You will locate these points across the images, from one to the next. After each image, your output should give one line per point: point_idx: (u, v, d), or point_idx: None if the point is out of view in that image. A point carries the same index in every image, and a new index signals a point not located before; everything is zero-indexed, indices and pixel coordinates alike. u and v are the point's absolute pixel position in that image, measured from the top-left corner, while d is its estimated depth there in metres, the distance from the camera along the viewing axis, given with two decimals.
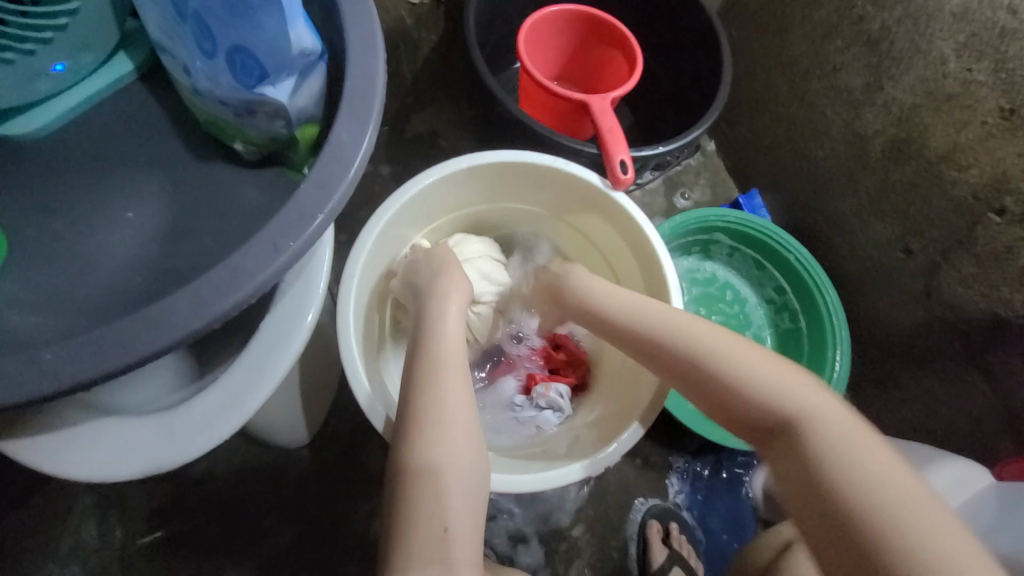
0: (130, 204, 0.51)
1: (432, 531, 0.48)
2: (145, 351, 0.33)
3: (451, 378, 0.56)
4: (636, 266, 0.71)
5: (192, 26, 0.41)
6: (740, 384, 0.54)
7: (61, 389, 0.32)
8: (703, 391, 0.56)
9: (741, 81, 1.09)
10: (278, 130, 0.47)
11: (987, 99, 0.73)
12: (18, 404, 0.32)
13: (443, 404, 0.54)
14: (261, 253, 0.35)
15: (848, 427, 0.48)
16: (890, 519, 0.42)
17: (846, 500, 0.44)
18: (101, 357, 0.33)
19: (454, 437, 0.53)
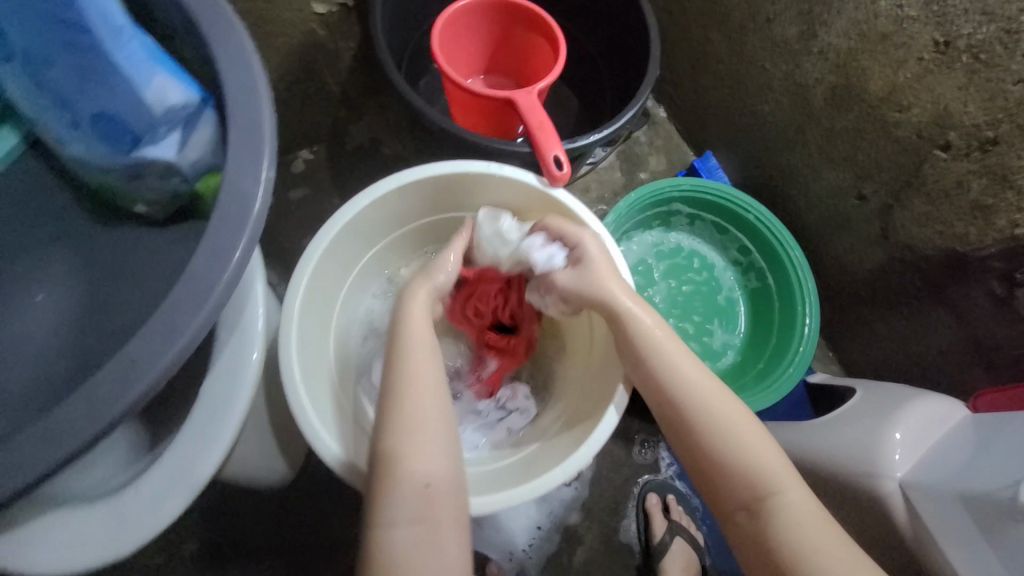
0: (37, 285, 0.48)
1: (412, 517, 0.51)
2: (51, 462, 0.32)
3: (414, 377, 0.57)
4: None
5: (54, 103, 0.41)
6: (697, 411, 0.57)
7: None
8: (669, 408, 0.59)
9: (680, 42, 1.06)
10: (175, 187, 0.43)
11: (920, 35, 0.70)
12: None
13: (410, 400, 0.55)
14: (156, 338, 0.34)
15: (771, 460, 0.55)
16: (803, 554, 0.50)
17: (773, 536, 0.52)
18: (7, 475, 0.31)
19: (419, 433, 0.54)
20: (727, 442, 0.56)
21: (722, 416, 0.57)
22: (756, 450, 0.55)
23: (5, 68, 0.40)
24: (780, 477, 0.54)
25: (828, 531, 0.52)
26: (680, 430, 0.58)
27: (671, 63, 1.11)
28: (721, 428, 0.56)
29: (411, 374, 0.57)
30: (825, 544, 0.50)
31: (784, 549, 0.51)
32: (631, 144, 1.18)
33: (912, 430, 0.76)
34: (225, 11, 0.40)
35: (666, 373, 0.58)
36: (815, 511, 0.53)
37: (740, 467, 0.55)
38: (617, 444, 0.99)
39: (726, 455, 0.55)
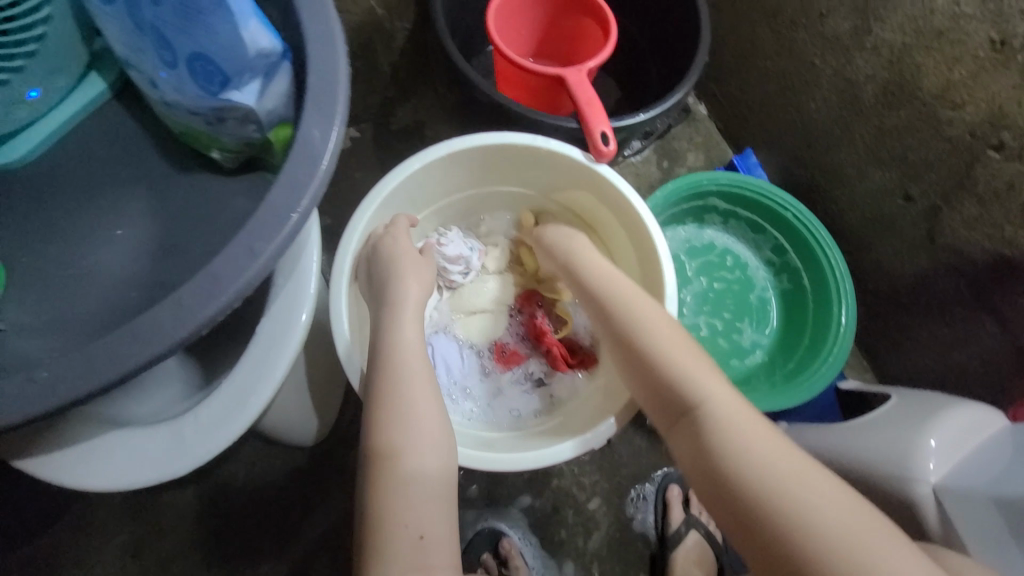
0: (118, 221, 0.52)
1: (407, 542, 0.52)
2: (136, 362, 0.34)
3: (415, 383, 0.59)
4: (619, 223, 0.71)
5: (152, 38, 0.43)
6: (633, 330, 0.62)
7: (59, 405, 0.34)
8: (610, 332, 0.64)
9: (727, 38, 1.06)
10: (251, 134, 0.47)
11: (978, 33, 0.69)
12: (20, 424, 0.34)
13: (412, 406, 0.57)
14: (237, 257, 0.36)
15: (704, 373, 0.57)
16: (730, 463, 0.51)
17: (707, 446, 0.53)
18: (93, 370, 0.34)
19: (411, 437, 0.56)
20: (654, 353, 0.59)
21: (660, 336, 0.60)
22: (689, 364, 0.58)
23: (111, 14, 0.43)
24: (711, 385, 0.56)
25: (763, 437, 0.52)
26: (621, 351, 0.63)
27: (716, 60, 1.11)
28: (652, 343, 0.60)
29: (406, 413, 0.57)
30: (753, 450, 0.51)
31: (712, 457, 0.52)
32: (670, 139, 1.18)
33: (949, 434, 0.74)
34: None
35: (615, 302, 0.64)
36: (750, 423, 0.54)
37: (673, 379, 0.58)
38: (637, 434, 0.99)
39: (661, 370, 0.58)
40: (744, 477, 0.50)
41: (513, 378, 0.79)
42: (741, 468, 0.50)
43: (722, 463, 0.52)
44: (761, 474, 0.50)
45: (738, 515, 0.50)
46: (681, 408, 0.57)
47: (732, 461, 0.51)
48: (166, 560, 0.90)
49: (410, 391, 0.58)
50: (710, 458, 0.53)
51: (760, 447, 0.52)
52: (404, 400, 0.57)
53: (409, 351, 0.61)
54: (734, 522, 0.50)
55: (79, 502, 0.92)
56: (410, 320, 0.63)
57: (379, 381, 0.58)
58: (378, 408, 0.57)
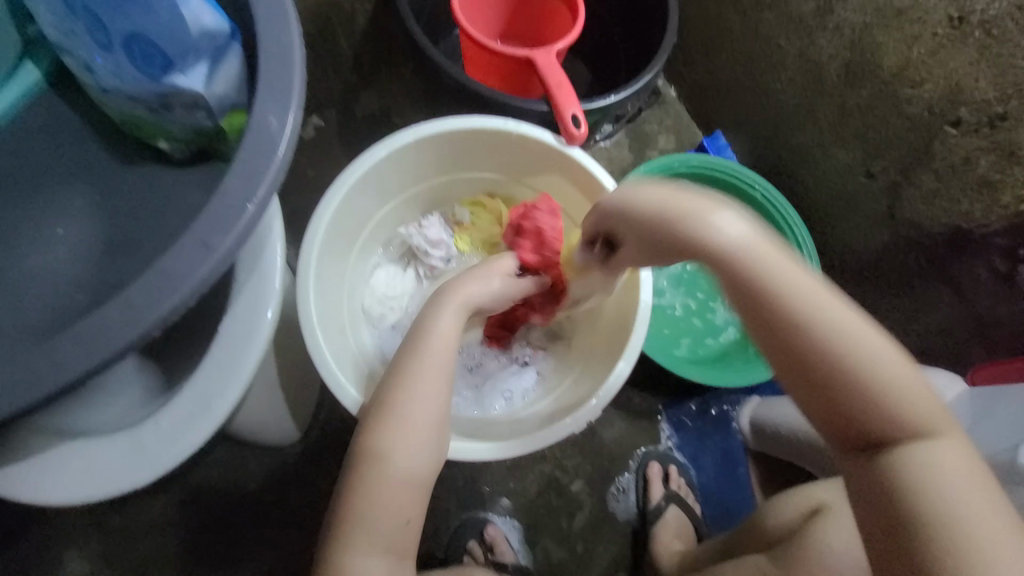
0: (58, 219, 0.48)
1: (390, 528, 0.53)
2: (83, 367, 0.32)
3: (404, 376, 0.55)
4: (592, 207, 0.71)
5: (83, 18, 0.39)
6: (813, 337, 0.41)
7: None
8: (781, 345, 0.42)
9: (695, 18, 1.06)
10: (201, 122, 0.44)
11: (936, 9, 0.71)
12: None
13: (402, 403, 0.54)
14: (189, 254, 0.34)
15: (912, 397, 0.41)
16: (931, 515, 0.39)
17: (904, 496, 0.40)
18: (37, 379, 0.32)
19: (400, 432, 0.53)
20: (858, 369, 0.40)
21: (838, 319, 0.41)
22: (908, 394, 0.41)
23: None
24: (922, 417, 0.41)
25: (969, 480, 0.39)
26: (810, 374, 0.41)
27: (684, 41, 1.11)
28: (864, 359, 0.40)
29: (397, 408, 0.54)
30: (970, 499, 0.38)
31: (914, 506, 0.39)
32: (641, 121, 1.18)
33: None
34: None
35: (778, 301, 0.41)
36: (959, 462, 0.40)
37: (878, 412, 0.41)
38: (616, 416, 1.00)
39: (834, 368, 0.41)
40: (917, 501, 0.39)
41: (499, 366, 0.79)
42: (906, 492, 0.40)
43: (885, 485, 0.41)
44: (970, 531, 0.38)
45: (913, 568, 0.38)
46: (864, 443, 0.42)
47: (911, 493, 0.40)
48: (139, 568, 0.87)
49: (413, 386, 0.55)
50: (903, 507, 0.40)
51: (973, 501, 0.38)
52: (400, 396, 0.54)
53: (430, 336, 0.58)
54: (890, 557, 0.39)
55: (41, 515, 0.87)
56: (444, 311, 0.60)
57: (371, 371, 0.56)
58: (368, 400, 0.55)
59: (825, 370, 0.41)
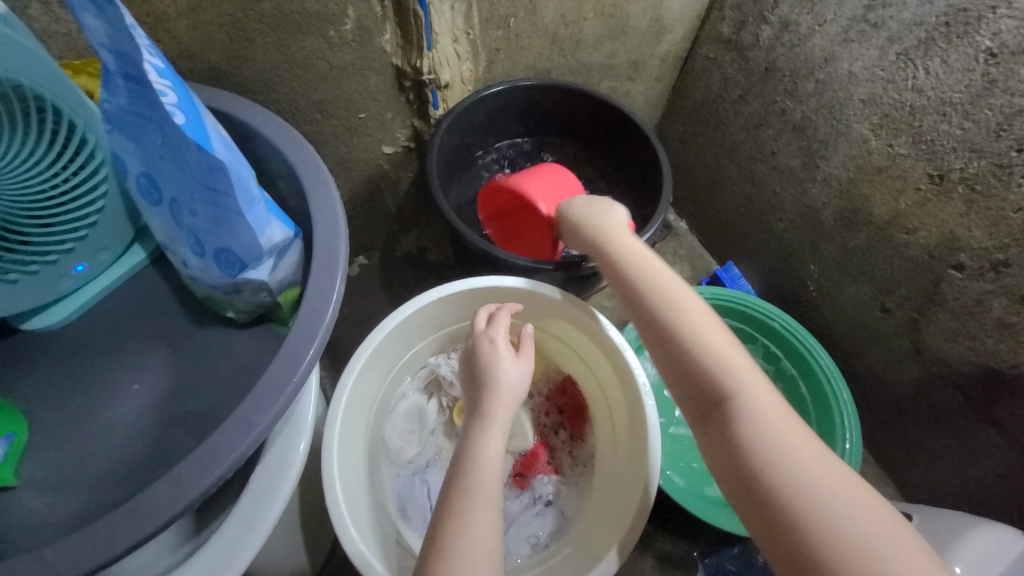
0: (136, 376, 0.57)
1: None
2: (132, 539, 0.38)
3: (479, 509, 0.54)
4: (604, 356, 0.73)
5: (187, 234, 0.50)
6: (696, 349, 0.58)
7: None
8: (666, 347, 0.60)
9: (695, 168, 1.19)
10: (263, 299, 0.54)
11: (914, 169, 0.78)
12: None
13: (469, 541, 0.52)
14: (234, 430, 0.41)
15: (777, 414, 0.53)
16: (807, 506, 0.47)
17: (784, 489, 0.49)
18: (92, 549, 0.38)
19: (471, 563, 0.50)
20: (727, 378, 0.56)
21: (666, 291, 0.63)
22: (769, 408, 0.54)
23: (157, 212, 0.52)
24: (789, 433, 0.52)
25: (841, 489, 0.48)
26: (695, 377, 0.57)
27: (689, 184, 1.23)
28: (737, 376, 0.56)
29: (470, 546, 0.51)
30: (841, 503, 0.47)
31: (788, 495, 0.48)
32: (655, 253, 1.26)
33: (969, 564, 0.68)
34: (321, 170, 0.54)
35: (668, 321, 0.60)
36: (833, 474, 0.49)
37: (746, 417, 0.54)
38: (645, 564, 0.93)
39: (721, 390, 0.56)
40: (772, 474, 0.50)
41: (521, 506, 0.75)
42: (766, 463, 0.50)
43: (771, 490, 0.49)
44: (839, 518, 0.46)
45: (786, 540, 0.47)
46: (719, 409, 0.55)
47: (791, 493, 0.48)
48: None
49: (460, 525, 0.53)
50: (785, 498, 0.48)
51: (845, 507, 0.47)
52: (457, 528, 0.52)
53: (478, 466, 0.57)
54: (771, 535, 0.48)
55: None
56: (488, 433, 0.60)
57: (445, 493, 0.56)
58: (441, 530, 0.53)
59: (701, 370, 0.57)
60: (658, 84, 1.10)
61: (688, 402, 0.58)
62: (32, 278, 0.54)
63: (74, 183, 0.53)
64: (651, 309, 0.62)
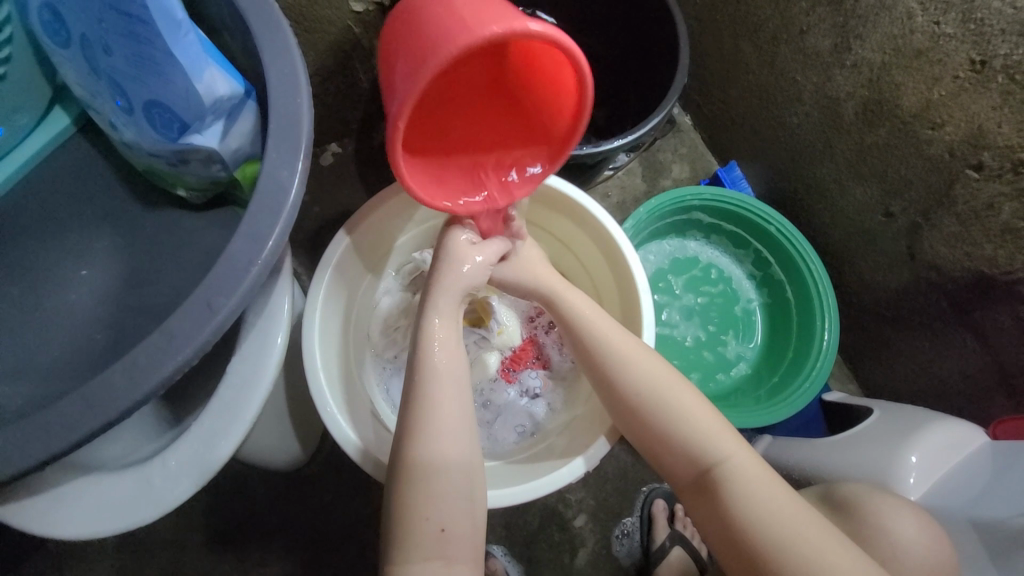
0: (82, 261, 0.51)
1: (429, 533, 0.52)
2: (92, 426, 0.35)
3: (448, 389, 0.56)
4: (599, 253, 0.72)
5: (108, 83, 0.41)
6: (643, 400, 0.59)
7: (26, 467, 0.35)
8: (618, 406, 0.61)
9: (710, 51, 1.05)
10: (216, 174, 0.46)
11: (957, 53, 0.69)
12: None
13: (439, 417, 0.54)
14: (194, 314, 0.37)
15: (725, 443, 0.58)
16: (761, 532, 0.55)
17: (742, 521, 0.56)
18: (48, 438, 0.35)
19: (445, 439, 0.54)
20: (674, 425, 0.59)
21: (629, 365, 0.60)
22: (716, 442, 0.58)
23: (68, 56, 0.41)
24: (732, 453, 0.58)
25: (780, 503, 0.56)
26: (643, 432, 0.60)
27: (700, 72, 1.10)
28: (682, 419, 0.59)
29: (441, 421, 0.54)
30: (782, 519, 0.55)
31: (741, 525, 0.56)
32: (656, 150, 1.17)
33: (929, 452, 0.74)
34: (273, 9, 0.43)
35: (617, 373, 0.60)
36: (768, 486, 0.57)
37: (695, 456, 0.58)
38: (622, 450, 0.99)
39: (669, 435, 0.59)
40: (731, 510, 0.56)
41: (509, 400, 0.75)
42: (726, 503, 0.57)
43: (730, 525, 0.57)
44: (777, 528, 0.55)
45: (746, 561, 0.56)
46: (698, 475, 0.59)
47: (748, 524, 0.56)
48: None
49: (434, 410, 0.54)
50: (744, 527, 0.56)
51: (786, 520, 0.55)
52: (432, 414, 0.54)
53: (434, 351, 0.57)
54: (734, 554, 0.57)
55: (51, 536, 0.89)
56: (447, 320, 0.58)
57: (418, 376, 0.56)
58: (413, 409, 0.55)
59: (653, 421, 0.59)
60: None
61: (642, 448, 0.62)
62: None
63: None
64: (597, 360, 0.61)
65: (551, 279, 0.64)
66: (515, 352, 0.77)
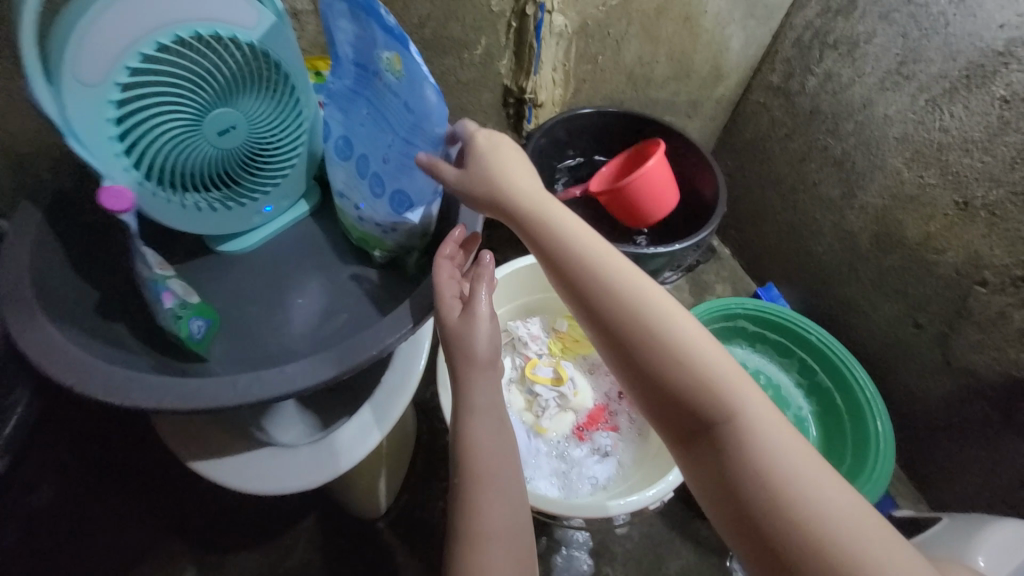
0: (298, 294, 0.73)
1: None
2: (362, 358, 0.61)
3: (490, 491, 0.59)
4: None
5: (369, 180, 0.66)
6: (626, 318, 0.53)
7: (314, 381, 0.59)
8: (598, 322, 0.55)
9: (742, 198, 1.32)
10: (408, 240, 0.69)
11: (943, 196, 0.90)
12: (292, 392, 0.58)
13: (480, 513, 0.57)
14: (416, 308, 0.64)
15: (731, 380, 0.51)
16: (783, 504, 0.46)
17: (757, 487, 0.47)
18: (332, 363, 0.60)
19: (486, 523, 0.57)
20: (668, 353, 0.52)
21: (614, 283, 0.54)
22: (720, 378, 0.51)
23: (345, 166, 0.69)
24: (744, 400, 0.50)
25: (812, 472, 0.47)
26: (631, 360, 0.53)
27: (735, 213, 1.36)
28: (679, 347, 0.52)
29: (490, 515, 0.58)
30: (810, 485, 0.46)
31: (754, 490, 0.47)
32: (701, 273, 1.38)
33: (997, 552, 0.75)
34: None
35: (599, 288, 0.54)
36: (789, 440, 0.49)
37: (695, 396, 0.51)
38: (683, 546, 0.99)
39: (658, 362, 0.52)
40: (745, 469, 0.48)
41: (579, 455, 0.84)
42: (743, 463, 0.48)
43: (743, 489, 0.48)
44: (804, 498, 0.46)
45: (767, 544, 0.47)
46: (703, 424, 0.51)
47: (767, 489, 0.47)
48: None
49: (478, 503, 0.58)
50: (762, 495, 0.47)
51: (816, 489, 0.46)
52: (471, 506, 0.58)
53: (468, 452, 0.60)
54: (748, 530, 0.48)
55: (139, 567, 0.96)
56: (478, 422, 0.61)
57: (455, 470, 0.60)
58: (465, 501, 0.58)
59: (639, 343, 0.53)
60: (712, 123, 1.27)
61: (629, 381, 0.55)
62: (239, 208, 0.72)
63: (286, 139, 0.70)
64: (577, 277, 0.55)
65: (528, 203, 0.58)
66: (587, 413, 0.88)
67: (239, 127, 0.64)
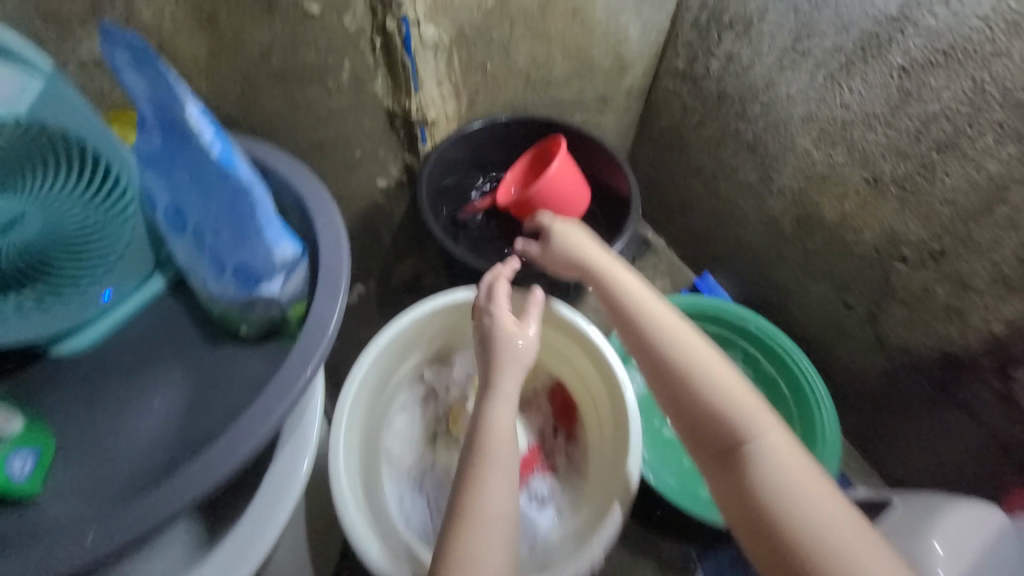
0: (153, 391, 0.62)
1: None
2: (204, 486, 0.48)
3: (485, 532, 0.54)
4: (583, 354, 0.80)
5: (208, 254, 0.57)
6: (625, 306, 0.71)
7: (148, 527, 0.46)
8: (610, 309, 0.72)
9: (666, 188, 1.27)
10: (273, 313, 0.59)
11: (854, 175, 0.88)
12: (113, 551, 0.45)
13: (476, 553, 0.53)
14: (269, 404, 0.52)
15: (704, 355, 0.65)
16: (743, 442, 0.59)
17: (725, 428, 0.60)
18: (166, 499, 0.47)
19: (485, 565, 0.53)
20: (652, 332, 0.68)
21: (625, 283, 0.73)
22: (693, 352, 0.65)
23: (181, 239, 0.58)
24: (712, 371, 0.64)
25: (762, 418, 0.60)
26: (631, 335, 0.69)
27: (662, 204, 1.31)
28: (658, 328, 0.68)
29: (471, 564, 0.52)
30: (761, 427, 0.60)
31: (721, 429, 0.60)
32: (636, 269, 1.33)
33: (948, 537, 0.73)
34: (324, 194, 0.62)
35: (607, 288, 0.73)
36: (748, 401, 0.62)
37: (678, 365, 0.65)
38: (645, 567, 0.95)
39: (648, 340, 0.68)
40: (715, 415, 0.61)
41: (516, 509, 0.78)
42: (712, 412, 0.62)
43: (713, 429, 0.61)
44: (755, 434, 0.59)
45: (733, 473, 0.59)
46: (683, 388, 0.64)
47: (730, 429, 0.60)
48: None
49: (470, 543, 0.53)
50: (724, 435, 0.60)
51: (763, 429, 0.60)
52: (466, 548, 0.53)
53: (484, 494, 0.56)
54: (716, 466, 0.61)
55: None
56: (494, 475, 0.58)
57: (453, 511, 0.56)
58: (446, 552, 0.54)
59: (634, 325, 0.69)
60: (625, 114, 1.21)
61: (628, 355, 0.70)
62: (65, 304, 0.60)
63: (103, 212, 0.58)
64: (599, 280, 0.75)
65: (584, 238, 0.80)
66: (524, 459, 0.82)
67: (26, 215, 0.53)
